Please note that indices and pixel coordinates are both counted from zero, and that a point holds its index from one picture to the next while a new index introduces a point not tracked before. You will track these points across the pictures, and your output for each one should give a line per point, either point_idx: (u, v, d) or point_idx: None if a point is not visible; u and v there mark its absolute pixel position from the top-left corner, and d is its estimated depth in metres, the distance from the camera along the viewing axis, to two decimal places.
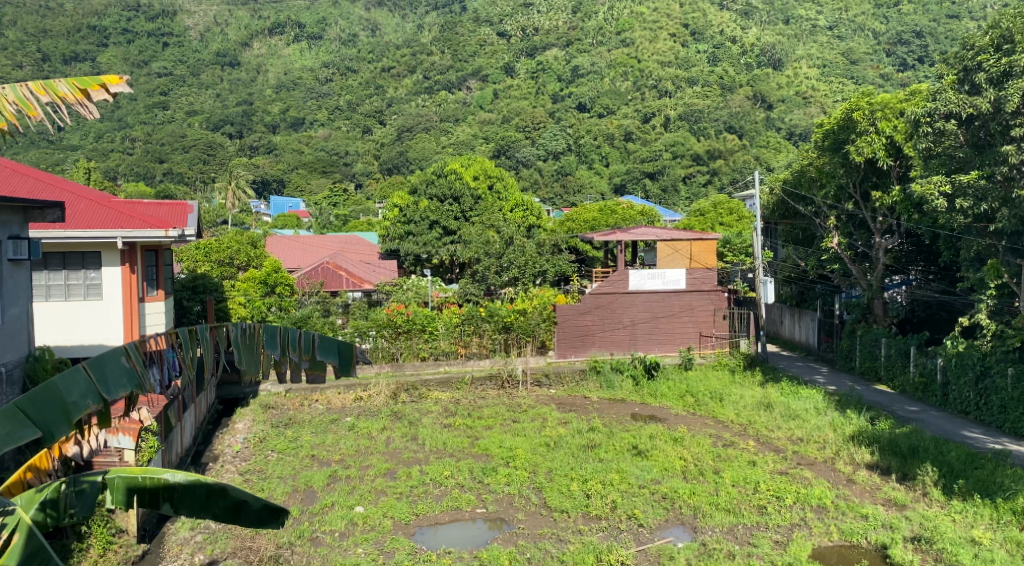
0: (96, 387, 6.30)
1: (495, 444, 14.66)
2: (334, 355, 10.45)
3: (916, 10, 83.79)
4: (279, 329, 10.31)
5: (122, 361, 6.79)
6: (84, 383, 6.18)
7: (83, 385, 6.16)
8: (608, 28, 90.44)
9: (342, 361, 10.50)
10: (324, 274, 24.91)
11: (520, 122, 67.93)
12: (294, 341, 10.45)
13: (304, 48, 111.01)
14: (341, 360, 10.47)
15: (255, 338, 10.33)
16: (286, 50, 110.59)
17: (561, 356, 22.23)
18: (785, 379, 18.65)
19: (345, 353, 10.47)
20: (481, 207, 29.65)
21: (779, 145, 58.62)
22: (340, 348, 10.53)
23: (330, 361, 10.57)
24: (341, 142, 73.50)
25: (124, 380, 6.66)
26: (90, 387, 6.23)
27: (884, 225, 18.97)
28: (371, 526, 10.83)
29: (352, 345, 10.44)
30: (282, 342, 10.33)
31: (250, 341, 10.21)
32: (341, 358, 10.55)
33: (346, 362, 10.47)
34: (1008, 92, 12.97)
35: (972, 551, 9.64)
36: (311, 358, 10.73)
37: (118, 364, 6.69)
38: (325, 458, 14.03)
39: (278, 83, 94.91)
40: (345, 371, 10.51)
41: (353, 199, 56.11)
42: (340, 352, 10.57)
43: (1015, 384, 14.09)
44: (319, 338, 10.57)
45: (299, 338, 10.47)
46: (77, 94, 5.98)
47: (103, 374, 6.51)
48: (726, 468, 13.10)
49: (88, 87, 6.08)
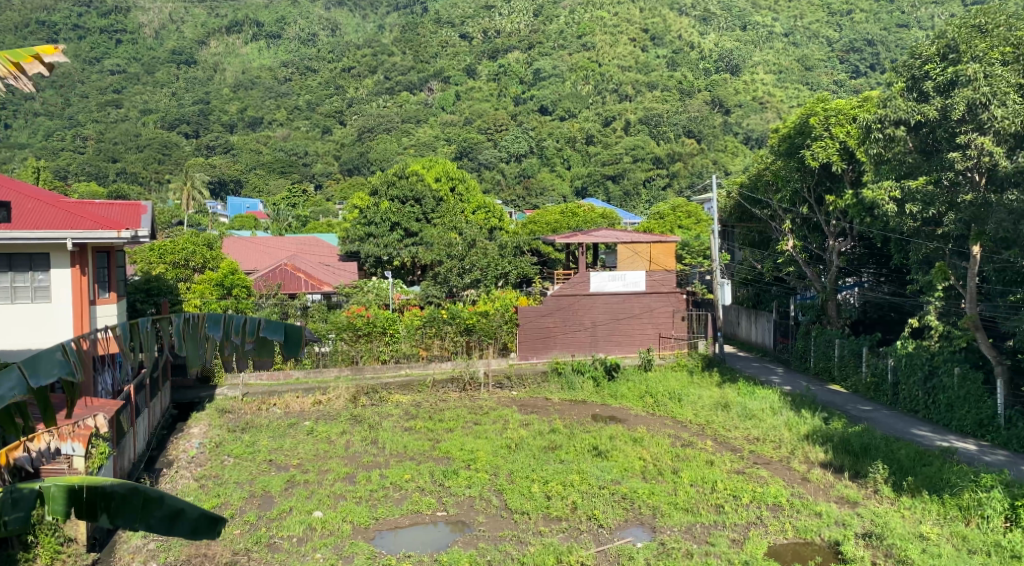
0: (26, 380, 6.05)
1: (456, 446, 14.65)
2: (278, 333, 9.10)
3: (868, 19, 86.05)
4: (222, 316, 9.34)
5: (59, 349, 6.53)
6: (14, 378, 5.93)
7: (13, 380, 5.95)
8: (569, 31, 90.42)
9: (289, 340, 9.19)
10: (281, 275, 24.31)
11: (483, 124, 67.81)
12: (237, 326, 9.34)
13: (264, 48, 109.39)
14: (287, 338, 9.17)
15: (200, 327, 9.25)
16: (244, 49, 108.58)
17: (523, 358, 22.24)
18: (742, 379, 18.99)
19: (291, 332, 9.19)
20: (443, 209, 29.63)
21: (736, 150, 59.88)
22: (287, 327, 9.23)
23: (276, 342, 9.25)
24: (299, 142, 72.45)
25: (58, 368, 6.32)
26: (19, 380, 5.99)
27: (837, 228, 19.47)
28: (330, 531, 10.75)
29: (299, 324, 9.18)
30: (225, 328, 9.35)
31: (194, 331, 9.14)
32: (288, 338, 9.25)
33: (293, 340, 9.20)
34: (954, 100, 13.36)
35: (920, 546, 9.94)
36: (258, 341, 9.51)
37: (53, 352, 6.37)
38: (283, 463, 13.84)
39: (235, 82, 93.21)
40: (291, 352, 9.18)
41: (312, 200, 55.46)
42: (289, 331, 9.24)
43: (962, 383, 14.59)
44: (264, 319, 9.33)
45: (243, 322, 9.36)
46: (10, 67, 5.59)
47: (34, 364, 6.20)
48: (684, 468, 13.28)
49: (19, 59, 5.68)
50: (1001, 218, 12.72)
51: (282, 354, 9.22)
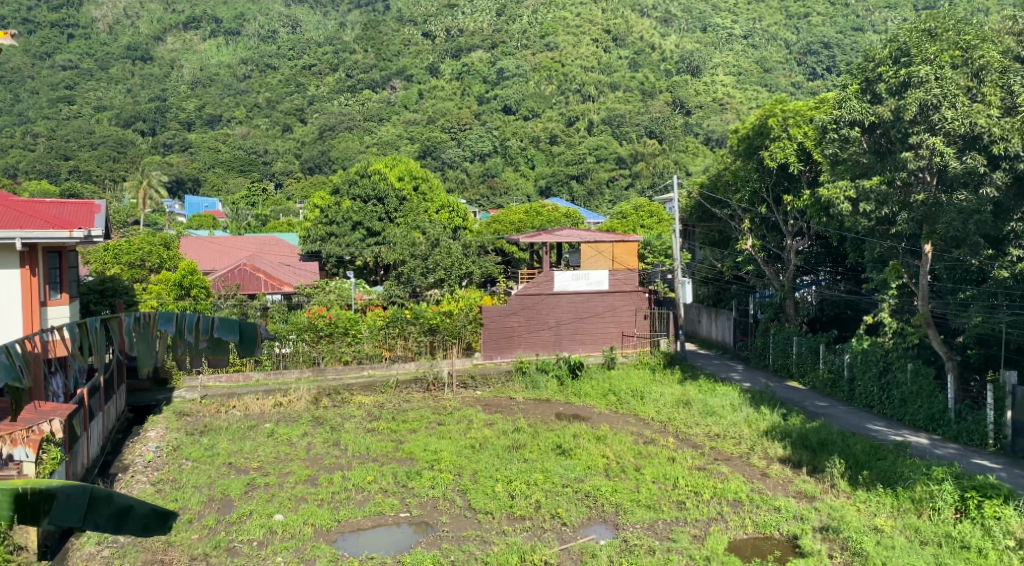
0: None
1: (419, 447, 14.56)
2: (233, 333, 9.23)
3: (825, 22, 87.73)
4: (174, 314, 9.30)
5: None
6: None
7: None
8: (532, 31, 90.63)
9: (244, 339, 9.33)
10: (240, 276, 23.98)
11: (446, 123, 67.48)
12: (190, 324, 9.33)
13: (222, 44, 107.31)
14: (242, 338, 9.29)
15: (150, 326, 9.37)
16: (201, 45, 106.46)
17: (486, 358, 22.18)
18: (703, 376, 19.24)
19: (246, 332, 9.30)
20: (406, 208, 29.50)
21: (697, 151, 60.73)
22: (241, 326, 9.35)
23: (231, 341, 9.35)
24: (259, 140, 71.20)
25: None
26: None
27: (794, 227, 19.85)
28: (291, 534, 10.62)
29: (254, 322, 9.35)
30: (177, 324, 9.37)
31: (146, 329, 9.33)
32: (243, 337, 9.37)
33: (248, 339, 9.35)
34: (906, 101, 13.66)
35: (875, 538, 10.18)
36: (211, 340, 9.56)
37: None
38: (242, 466, 13.64)
39: (193, 79, 91.51)
40: (247, 350, 9.35)
41: (272, 199, 54.72)
42: (243, 330, 9.39)
43: (915, 378, 14.99)
44: (218, 319, 9.36)
45: (196, 320, 9.37)
46: None
47: None
48: (647, 465, 13.41)
49: None
50: (951, 218, 13.25)
51: (238, 352, 9.37)
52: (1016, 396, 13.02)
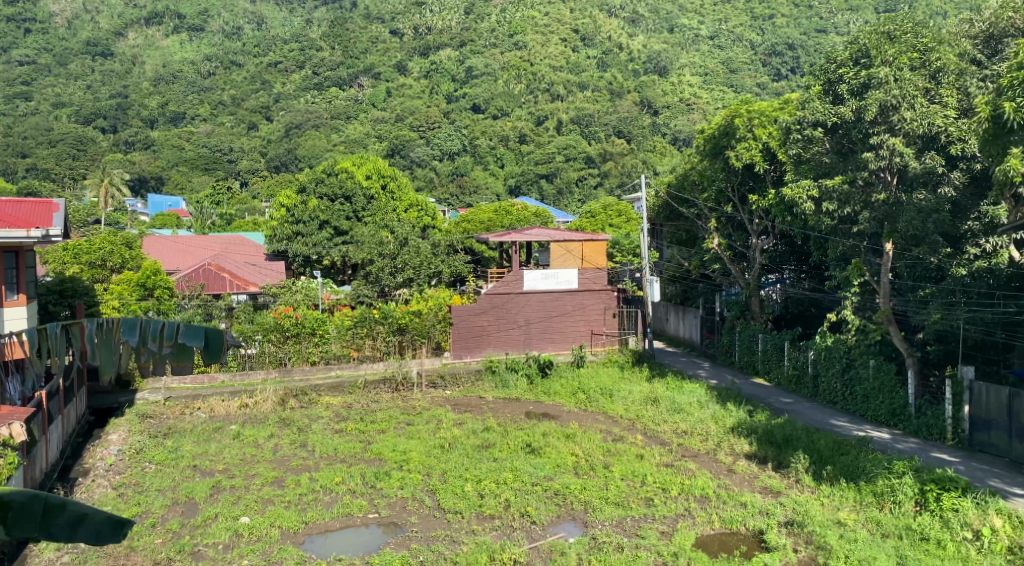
0: None
1: (388, 447, 14.48)
2: (197, 340, 8.87)
3: (789, 23, 89.04)
4: (138, 320, 9.15)
5: None
6: None
7: None
8: (500, 29, 90.69)
9: (209, 347, 8.96)
10: (205, 276, 23.55)
11: (414, 121, 67.10)
12: (154, 332, 9.16)
13: (185, 40, 105.55)
14: (206, 346, 8.94)
15: (114, 333, 9.30)
16: (164, 41, 104.64)
17: (456, 357, 22.09)
18: (670, 374, 19.42)
19: (210, 340, 8.91)
20: (374, 207, 29.31)
21: (664, 151, 61.38)
22: (206, 333, 8.98)
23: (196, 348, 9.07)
24: (224, 137, 70.10)
25: None
26: None
27: (759, 226, 20.13)
28: (257, 536, 10.49)
29: (219, 328, 8.94)
30: (140, 333, 9.17)
31: (109, 335, 9.23)
32: (209, 344, 8.99)
33: (214, 347, 8.97)
34: (867, 102, 13.88)
35: (838, 531, 10.35)
36: (176, 346, 9.37)
37: None
38: (207, 468, 13.44)
39: (156, 76, 89.97)
40: (212, 358, 8.99)
41: (237, 197, 53.99)
42: (208, 337, 9.04)
43: (877, 374, 15.29)
44: (183, 325, 9.12)
45: (161, 327, 9.17)
46: None
47: None
48: (615, 462, 13.49)
49: None
50: (911, 217, 13.57)
51: (202, 359, 9.06)
52: (973, 391, 13.36)
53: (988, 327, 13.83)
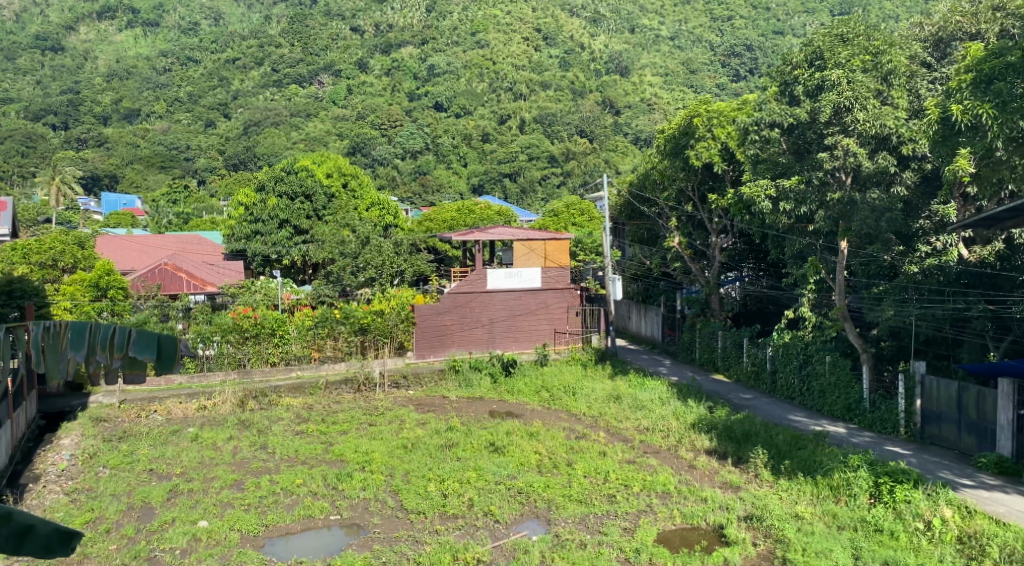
0: None
1: (350, 448, 14.35)
2: (148, 351, 7.42)
3: (747, 24, 90.58)
4: (87, 324, 7.77)
5: None
6: None
7: None
8: (462, 28, 90.59)
9: (161, 358, 7.54)
10: (161, 276, 23.11)
11: (376, 119, 66.43)
12: (103, 339, 7.78)
13: (140, 35, 103.64)
14: (157, 357, 7.50)
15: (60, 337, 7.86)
16: (118, 36, 102.58)
17: (419, 357, 21.95)
18: (632, 371, 19.58)
19: (163, 349, 7.51)
20: (334, 206, 28.98)
21: (625, 150, 62.03)
22: (158, 341, 7.55)
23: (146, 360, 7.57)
24: (180, 135, 68.71)
25: None
26: None
27: (719, 225, 20.43)
28: (217, 540, 10.31)
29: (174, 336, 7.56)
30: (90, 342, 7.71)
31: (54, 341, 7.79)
32: (162, 356, 7.64)
33: (168, 358, 7.56)
34: (821, 103, 14.14)
35: (795, 525, 10.54)
36: (127, 357, 7.88)
37: None
38: (164, 472, 13.17)
39: (109, 71, 88.31)
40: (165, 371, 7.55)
41: (194, 196, 52.97)
42: (162, 347, 7.60)
43: (833, 369, 15.60)
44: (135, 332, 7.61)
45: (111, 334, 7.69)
46: None
47: None
48: (578, 460, 13.55)
49: None
50: (865, 216, 13.91)
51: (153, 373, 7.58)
52: (925, 386, 13.70)
53: (938, 322, 14.25)
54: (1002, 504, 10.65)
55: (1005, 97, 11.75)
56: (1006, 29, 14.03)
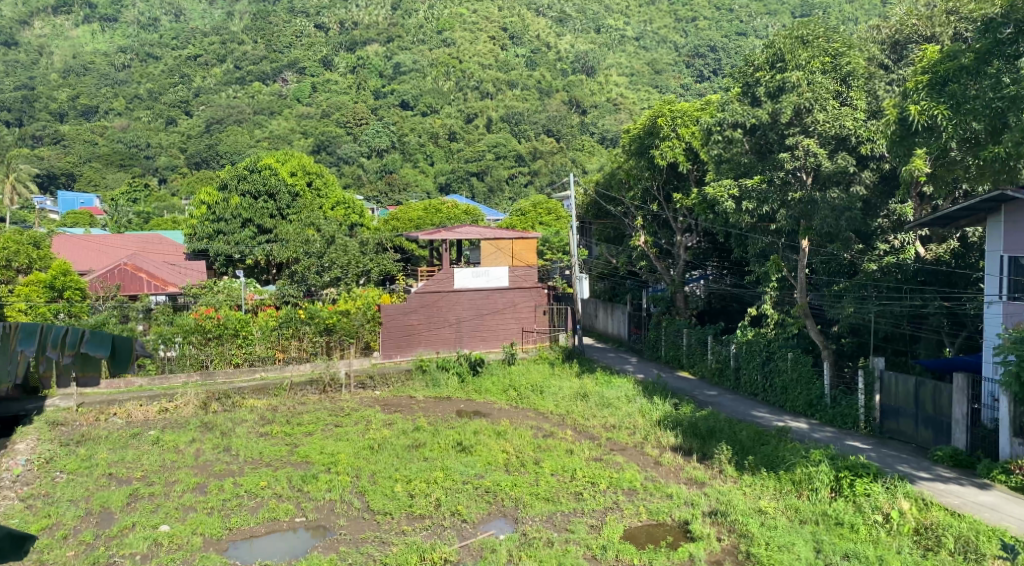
0: None
1: (316, 450, 14.21)
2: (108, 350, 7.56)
3: (711, 26, 91.83)
4: (38, 325, 7.60)
5: None
6: None
7: None
8: (428, 26, 90.34)
9: (118, 357, 7.77)
10: (121, 275, 22.75)
11: (341, 117, 65.80)
12: (55, 338, 7.58)
13: (98, 31, 101.51)
14: (115, 355, 7.73)
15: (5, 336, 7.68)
16: (74, 32, 100.39)
17: (386, 357, 21.83)
18: (599, 369, 19.71)
19: (120, 347, 7.76)
20: (299, 205, 28.72)
21: (592, 149, 62.43)
22: (116, 341, 7.74)
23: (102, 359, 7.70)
24: (140, 132, 67.39)
25: None
26: None
27: (683, 224, 20.67)
28: (178, 545, 10.16)
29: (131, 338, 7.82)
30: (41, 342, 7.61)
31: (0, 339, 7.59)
32: (116, 354, 7.81)
33: (123, 357, 7.81)
34: (783, 105, 14.36)
35: (759, 520, 10.69)
36: (78, 357, 7.93)
37: None
38: (124, 476, 12.92)
39: (65, 68, 86.37)
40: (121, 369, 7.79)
41: (155, 195, 52.04)
42: (117, 346, 7.79)
43: (794, 366, 15.86)
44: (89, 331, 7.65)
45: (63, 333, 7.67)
46: None
47: None
48: (546, 458, 13.59)
49: None
50: (825, 215, 14.18)
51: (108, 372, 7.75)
52: (883, 381, 14.00)
53: (896, 319, 14.69)
54: (956, 496, 10.93)
55: (959, 99, 12.16)
56: (958, 33, 14.46)
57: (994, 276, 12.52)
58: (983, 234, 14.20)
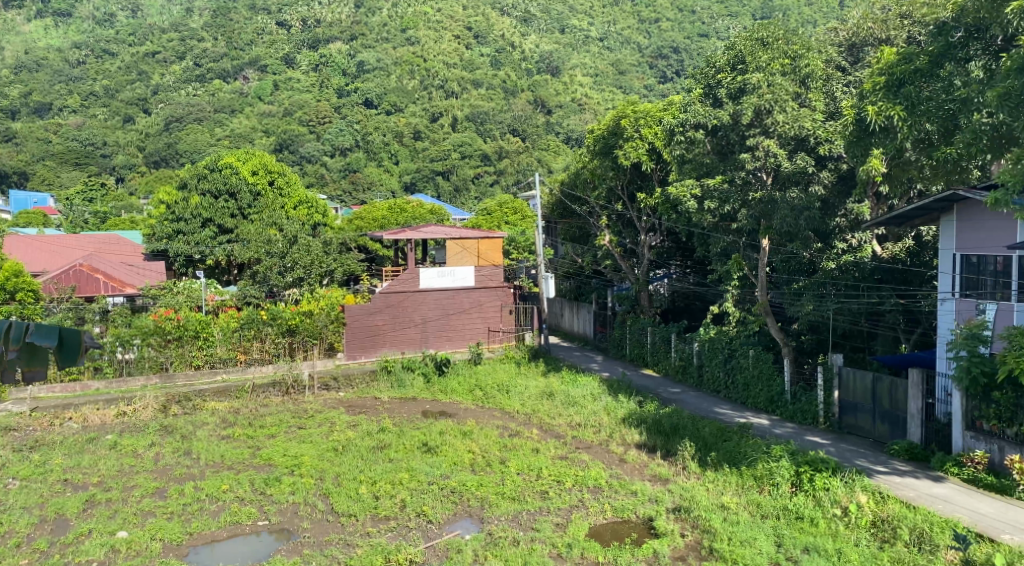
0: None
1: (279, 452, 14.06)
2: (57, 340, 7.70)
3: (674, 27, 92.87)
4: None
5: None
6: None
7: None
8: (392, 24, 89.87)
9: (66, 348, 7.92)
10: (76, 276, 22.25)
11: (304, 116, 65.11)
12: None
13: (52, 26, 99.39)
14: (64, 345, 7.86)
15: None
16: (26, 27, 98.07)
17: (350, 358, 21.65)
18: (565, 368, 19.81)
19: (68, 338, 7.88)
20: (261, 204, 28.35)
21: (558, 149, 62.65)
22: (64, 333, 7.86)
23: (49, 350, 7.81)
24: (96, 130, 65.95)
25: None
26: None
27: (647, 224, 20.85)
28: (137, 551, 9.97)
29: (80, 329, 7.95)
30: None
31: None
32: (64, 345, 7.95)
33: (70, 348, 7.95)
34: (743, 106, 14.51)
35: (722, 515, 10.80)
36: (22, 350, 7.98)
37: None
38: (80, 482, 12.64)
39: (17, 64, 84.47)
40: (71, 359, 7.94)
41: (112, 195, 51.00)
42: (64, 338, 7.93)
43: (756, 363, 16.09)
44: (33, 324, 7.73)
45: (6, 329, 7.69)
46: None
47: None
48: (511, 458, 13.60)
49: None
50: (785, 214, 14.40)
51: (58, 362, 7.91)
52: (842, 377, 14.28)
53: (855, 316, 15.01)
54: (912, 489, 11.19)
55: (914, 100, 12.38)
56: (912, 36, 14.96)
57: (947, 274, 12.88)
58: (936, 233, 14.61)
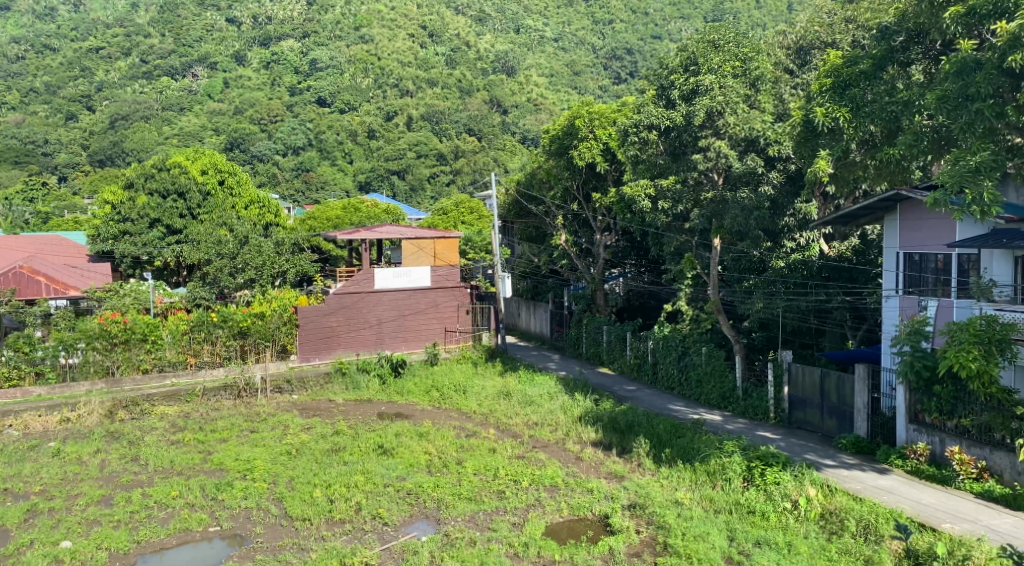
0: None
1: (230, 456, 13.81)
2: None
3: (627, 28, 93.93)
4: None
5: None
6: None
7: None
8: (345, 22, 88.98)
9: None
10: (15, 280, 20.99)
11: (256, 114, 63.96)
12: None
13: None
14: None
15: None
16: None
17: (303, 360, 21.39)
18: (522, 367, 19.88)
19: None
20: (211, 203, 27.86)
21: (514, 148, 62.79)
22: None
23: None
24: (37, 128, 63.83)
25: None
26: None
27: (603, 223, 21.05)
28: (81, 561, 9.68)
29: None
30: None
31: None
32: None
33: None
34: (696, 107, 14.68)
35: (676, 511, 10.97)
36: None
37: None
38: (21, 491, 12.23)
39: None
40: None
41: (54, 194, 49.39)
42: None
43: (709, 359, 16.37)
44: None
45: None
46: None
47: None
48: (468, 458, 13.55)
49: None
50: (736, 214, 14.64)
51: None
52: (791, 373, 14.59)
53: (803, 314, 15.35)
54: (858, 481, 11.47)
55: (858, 103, 12.73)
56: (857, 40, 15.27)
57: (891, 272, 13.23)
58: (880, 233, 15.12)
